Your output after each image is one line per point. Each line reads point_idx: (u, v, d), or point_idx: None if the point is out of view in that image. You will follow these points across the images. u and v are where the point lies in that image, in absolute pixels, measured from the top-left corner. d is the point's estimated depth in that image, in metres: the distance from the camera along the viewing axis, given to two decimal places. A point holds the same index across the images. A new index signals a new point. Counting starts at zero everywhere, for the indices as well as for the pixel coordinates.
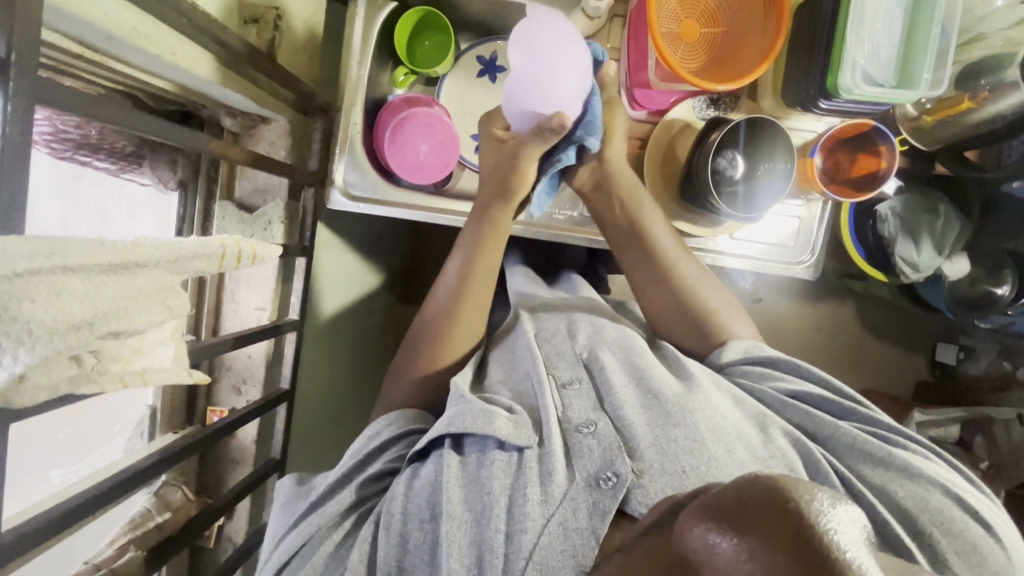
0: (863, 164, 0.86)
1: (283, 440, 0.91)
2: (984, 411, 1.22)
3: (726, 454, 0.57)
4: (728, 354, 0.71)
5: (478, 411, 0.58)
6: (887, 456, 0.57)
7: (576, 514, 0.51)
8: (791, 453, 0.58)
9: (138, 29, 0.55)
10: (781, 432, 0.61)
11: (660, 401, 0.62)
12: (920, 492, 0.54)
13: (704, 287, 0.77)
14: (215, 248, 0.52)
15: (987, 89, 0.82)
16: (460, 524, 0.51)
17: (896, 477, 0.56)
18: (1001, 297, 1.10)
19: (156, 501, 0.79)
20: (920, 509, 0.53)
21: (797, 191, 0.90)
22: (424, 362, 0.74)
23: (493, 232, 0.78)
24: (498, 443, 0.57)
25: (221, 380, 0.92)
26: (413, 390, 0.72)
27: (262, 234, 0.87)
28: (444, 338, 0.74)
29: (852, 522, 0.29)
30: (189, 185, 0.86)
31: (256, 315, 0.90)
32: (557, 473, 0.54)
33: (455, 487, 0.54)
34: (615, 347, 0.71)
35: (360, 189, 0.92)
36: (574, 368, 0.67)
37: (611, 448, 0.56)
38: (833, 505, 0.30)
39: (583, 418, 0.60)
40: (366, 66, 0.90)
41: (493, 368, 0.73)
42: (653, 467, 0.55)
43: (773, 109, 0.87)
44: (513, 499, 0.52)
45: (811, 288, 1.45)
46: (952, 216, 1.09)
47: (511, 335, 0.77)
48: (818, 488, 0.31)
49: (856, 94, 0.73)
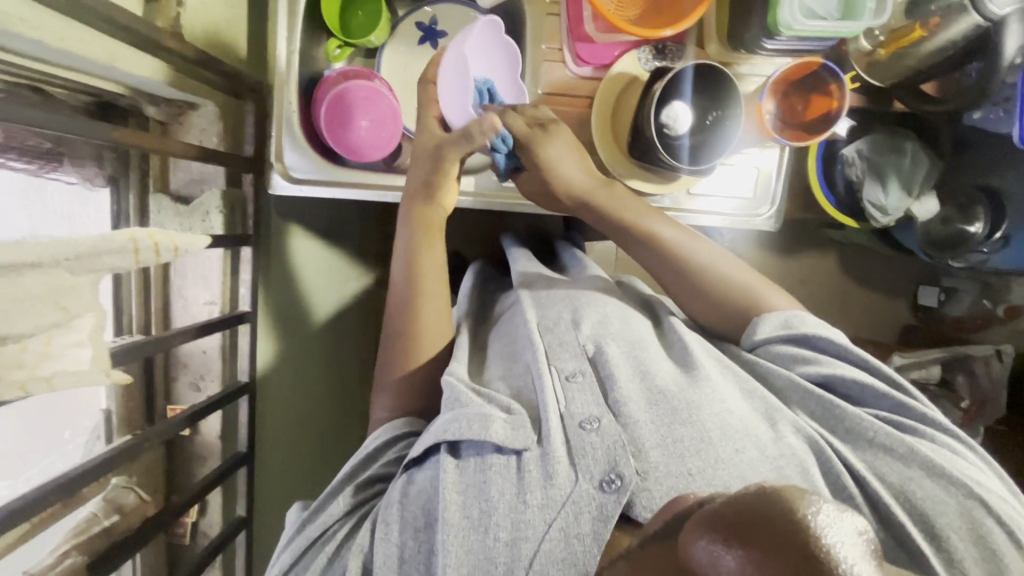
0: (815, 107, 0.82)
1: (248, 433, 0.90)
2: (963, 349, 1.28)
3: (732, 452, 0.56)
4: (764, 331, 0.69)
5: (473, 414, 0.58)
6: (907, 452, 0.57)
7: (580, 518, 0.51)
8: (802, 451, 0.58)
9: (11, 13, 0.52)
10: (791, 428, 0.60)
11: (665, 396, 0.62)
12: (938, 493, 0.54)
13: (724, 269, 0.76)
14: (121, 242, 0.53)
15: (938, 15, 0.77)
16: (458, 533, 0.51)
17: (916, 475, 0.56)
18: (975, 234, 1.11)
19: (105, 504, 0.76)
20: (938, 511, 0.53)
21: (753, 139, 0.86)
22: (402, 362, 0.74)
23: (427, 225, 0.80)
24: (496, 446, 0.57)
25: (179, 377, 0.90)
26: (395, 388, 0.73)
27: (202, 225, 0.86)
28: (424, 343, 0.75)
29: (856, 534, 0.28)
30: (120, 180, 0.81)
31: (207, 310, 0.88)
32: (559, 475, 0.54)
33: (452, 493, 0.54)
34: (620, 338, 0.70)
35: (302, 171, 0.89)
36: (578, 359, 0.66)
37: (615, 447, 0.55)
38: (840, 516, 0.28)
39: (585, 414, 0.59)
40: (295, 41, 0.86)
41: (491, 361, 0.71)
42: (658, 468, 0.54)
43: (720, 54, 0.83)
44: (513, 505, 0.52)
45: (788, 241, 1.44)
46: (920, 153, 1.07)
47: (511, 321, 0.76)
48: (824, 499, 0.29)
49: (797, 31, 0.68)
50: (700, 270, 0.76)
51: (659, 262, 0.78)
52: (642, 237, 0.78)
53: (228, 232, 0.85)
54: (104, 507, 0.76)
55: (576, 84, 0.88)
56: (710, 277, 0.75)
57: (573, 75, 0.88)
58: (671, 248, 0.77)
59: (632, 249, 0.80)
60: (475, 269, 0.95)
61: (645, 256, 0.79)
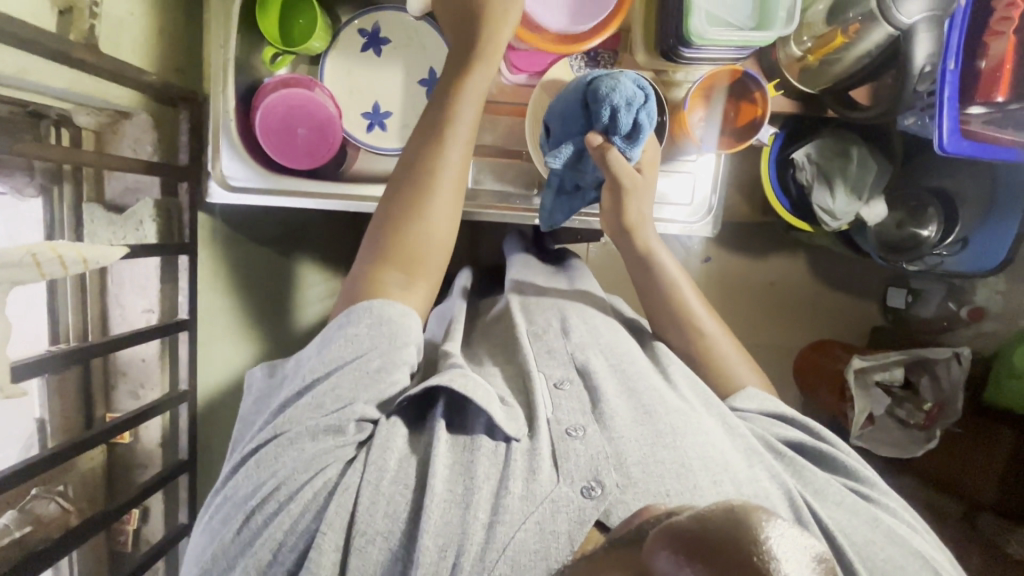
0: (743, 113, 0.82)
1: (189, 441, 0.91)
2: (922, 351, 1.25)
3: (710, 483, 0.59)
4: (743, 403, 0.73)
5: (481, 385, 0.62)
6: (872, 516, 0.61)
7: (556, 517, 0.53)
8: (772, 492, 0.60)
9: None
10: (766, 472, 0.63)
11: (652, 415, 0.65)
12: (899, 557, 0.58)
13: (716, 328, 0.80)
14: (17, 256, 0.54)
15: (857, 23, 0.80)
16: (443, 506, 0.54)
17: (881, 537, 0.59)
18: (927, 238, 1.12)
19: (21, 514, 0.75)
20: (898, 573, 0.57)
21: (679, 150, 0.86)
22: (408, 215, 0.70)
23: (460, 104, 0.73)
24: (489, 432, 0.61)
25: (118, 386, 0.91)
26: (395, 240, 0.70)
27: (136, 233, 0.86)
28: (428, 204, 0.70)
29: (805, 551, 0.33)
30: (51, 190, 0.82)
31: (145, 318, 0.88)
32: (542, 471, 0.57)
33: (442, 466, 0.57)
34: (606, 352, 0.74)
35: (241, 180, 0.89)
36: (566, 367, 0.70)
37: (598, 457, 0.58)
38: (787, 534, 0.34)
39: (572, 422, 0.62)
40: (232, 50, 0.87)
41: (491, 356, 0.77)
42: (637, 485, 0.57)
43: (648, 64, 0.84)
44: (495, 491, 0.56)
45: (752, 243, 1.45)
46: (867, 158, 1.07)
47: (507, 325, 0.80)
48: (777, 520, 0.34)
49: (709, 40, 0.69)
50: (693, 317, 0.80)
51: (657, 300, 0.82)
52: (654, 271, 0.82)
53: (163, 241, 0.86)
54: (17, 518, 0.74)
55: (514, 91, 0.90)
56: (700, 328, 0.80)
57: (509, 83, 0.89)
58: (669, 285, 0.81)
59: (636, 278, 0.83)
60: (468, 273, 0.99)
61: (644, 287, 0.83)
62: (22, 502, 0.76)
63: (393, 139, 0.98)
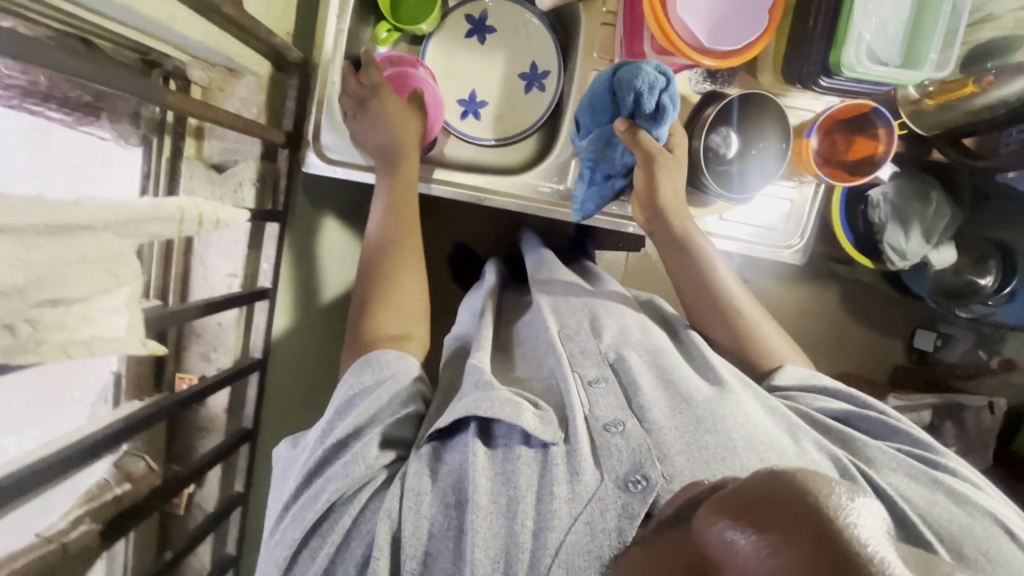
0: (859, 147, 0.84)
1: (255, 408, 0.90)
2: (957, 398, 1.29)
3: (757, 462, 0.56)
4: (783, 380, 0.73)
5: (506, 399, 0.59)
6: (931, 476, 0.59)
7: (606, 514, 0.50)
8: (825, 464, 0.59)
9: None
10: (813, 444, 0.62)
11: (689, 403, 0.63)
12: (964, 517, 0.55)
13: (753, 315, 0.80)
14: (170, 211, 0.52)
15: (991, 74, 0.84)
16: (488, 515, 0.51)
17: (942, 499, 0.57)
18: (983, 288, 1.15)
19: (117, 470, 0.78)
20: (964, 533, 0.53)
21: (790, 172, 0.88)
22: (384, 280, 0.75)
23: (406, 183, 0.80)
24: (525, 437, 0.58)
25: (190, 347, 0.89)
26: (367, 303, 0.74)
27: (233, 196, 0.85)
28: (396, 275, 0.75)
29: (874, 518, 0.28)
30: (152, 141, 0.80)
31: (227, 282, 0.87)
32: (585, 471, 0.54)
33: (483, 476, 0.54)
34: (640, 349, 0.72)
35: (338, 153, 0.87)
36: (599, 366, 0.67)
37: (640, 450, 0.56)
38: (851, 500, 0.28)
39: (610, 418, 0.60)
40: (346, 20, 0.85)
41: (516, 362, 0.73)
42: (683, 472, 0.54)
43: (771, 85, 0.85)
44: (539, 495, 0.53)
45: (795, 271, 1.46)
46: (944, 206, 1.09)
47: (530, 334, 0.77)
48: (835, 483, 0.29)
49: (858, 72, 0.72)
50: (730, 303, 0.80)
51: (700, 295, 0.80)
52: (701, 274, 0.80)
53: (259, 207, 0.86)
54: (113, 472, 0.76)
55: None
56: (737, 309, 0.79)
57: None
58: (708, 274, 0.80)
59: (676, 270, 0.81)
60: (496, 270, 0.97)
61: (687, 282, 0.81)
62: (118, 458, 0.79)
63: (486, 130, 0.96)
